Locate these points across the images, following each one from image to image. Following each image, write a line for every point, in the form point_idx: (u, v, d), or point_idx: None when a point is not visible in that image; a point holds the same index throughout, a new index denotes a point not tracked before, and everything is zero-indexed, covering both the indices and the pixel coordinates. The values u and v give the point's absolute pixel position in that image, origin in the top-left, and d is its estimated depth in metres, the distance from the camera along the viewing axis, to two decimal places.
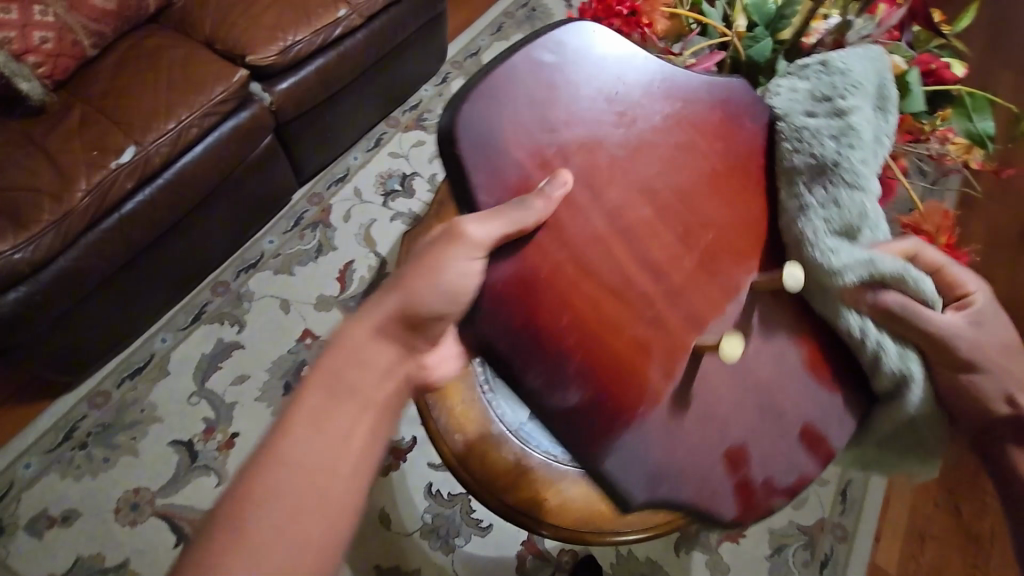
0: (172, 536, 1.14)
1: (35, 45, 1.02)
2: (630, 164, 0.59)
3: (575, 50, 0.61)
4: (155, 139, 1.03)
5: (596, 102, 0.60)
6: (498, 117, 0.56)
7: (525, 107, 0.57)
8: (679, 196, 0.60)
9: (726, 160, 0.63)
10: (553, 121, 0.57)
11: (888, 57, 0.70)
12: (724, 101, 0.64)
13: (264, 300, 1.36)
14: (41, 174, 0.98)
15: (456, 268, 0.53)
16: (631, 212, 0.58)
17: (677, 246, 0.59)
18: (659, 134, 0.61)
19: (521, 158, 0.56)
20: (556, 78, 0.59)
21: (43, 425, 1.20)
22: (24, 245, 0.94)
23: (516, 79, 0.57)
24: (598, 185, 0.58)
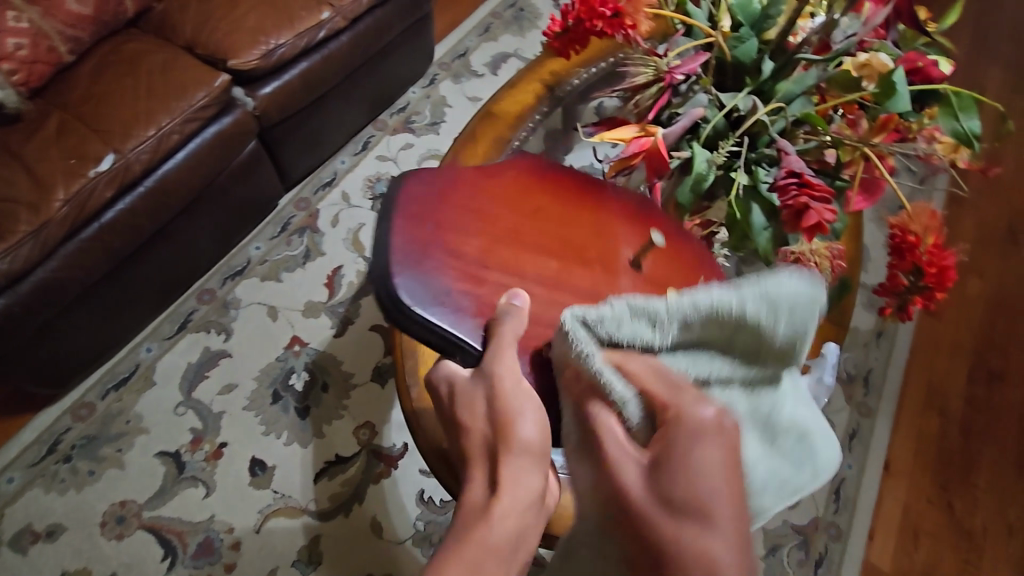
0: (160, 549, 1.13)
1: (9, 51, 1.00)
2: (521, 248, 0.64)
3: (434, 176, 0.66)
4: (135, 147, 1.01)
5: (463, 208, 0.64)
6: (424, 274, 0.59)
7: (424, 252, 0.60)
8: (563, 241, 0.67)
9: (576, 202, 0.71)
10: (462, 245, 0.61)
11: (875, 55, 0.70)
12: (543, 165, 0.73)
13: (251, 307, 1.34)
14: (17, 184, 0.96)
15: (525, 413, 0.52)
16: (546, 269, 0.64)
17: (590, 274, 0.66)
18: (518, 202, 0.67)
19: (458, 287, 0.59)
20: (426, 213, 0.62)
21: (26, 439, 1.18)
22: (1, 256, 0.91)
23: (403, 236, 0.60)
24: (517, 263, 0.63)
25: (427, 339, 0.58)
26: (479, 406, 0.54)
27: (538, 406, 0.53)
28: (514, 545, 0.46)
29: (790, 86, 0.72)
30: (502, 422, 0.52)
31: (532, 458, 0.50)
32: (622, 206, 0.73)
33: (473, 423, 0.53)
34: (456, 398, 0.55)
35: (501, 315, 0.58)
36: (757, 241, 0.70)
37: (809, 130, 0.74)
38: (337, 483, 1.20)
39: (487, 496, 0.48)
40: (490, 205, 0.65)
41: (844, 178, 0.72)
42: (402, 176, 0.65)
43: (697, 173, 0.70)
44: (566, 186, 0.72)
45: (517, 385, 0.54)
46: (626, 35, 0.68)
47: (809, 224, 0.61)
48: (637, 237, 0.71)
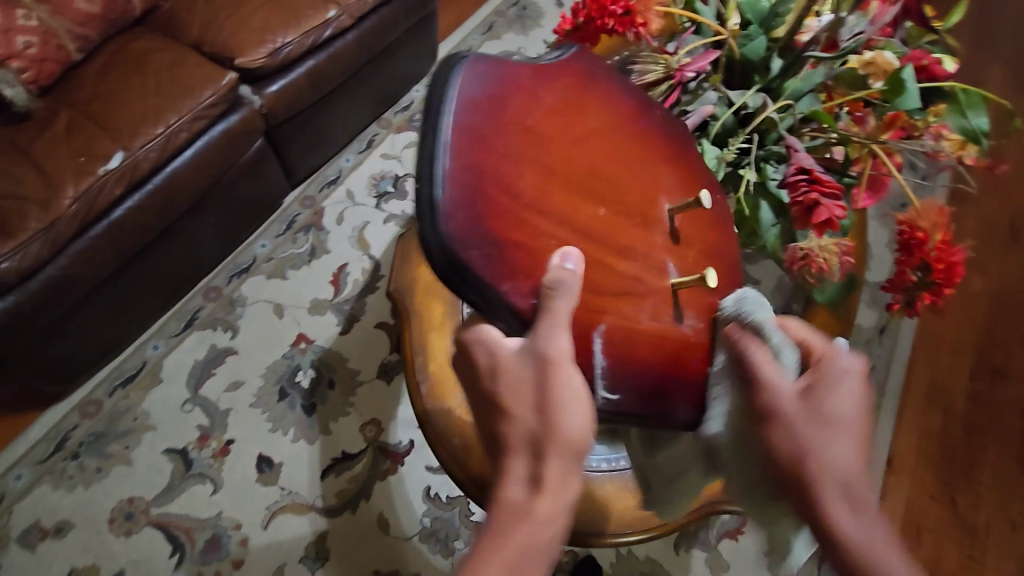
0: (168, 546, 1.13)
1: (18, 50, 1.00)
2: (572, 183, 0.54)
3: (483, 76, 0.50)
4: (143, 145, 1.02)
5: (519, 130, 0.50)
6: (476, 215, 0.46)
7: (477, 182, 0.46)
8: (610, 179, 0.57)
9: (618, 131, 0.61)
10: (519, 175, 0.49)
11: (880, 53, 0.69)
12: (590, 81, 0.61)
13: (257, 305, 1.34)
14: (26, 182, 0.97)
15: (574, 401, 0.48)
16: (592, 218, 0.55)
17: (624, 219, 0.58)
18: (569, 128, 0.55)
19: (515, 230, 0.48)
20: (478, 129, 0.47)
21: (33, 436, 1.18)
22: (11, 254, 0.92)
23: (456, 158, 0.45)
24: (568, 204, 0.53)
25: (472, 298, 0.47)
26: (522, 388, 0.49)
27: (581, 394, 0.49)
28: (555, 543, 0.45)
29: (798, 84, 0.72)
30: (545, 416, 0.48)
31: (574, 454, 0.48)
32: (656, 143, 0.66)
33: (517, 410, 0.49)
34: (502, 375, 0.50)
35: (555, 286, 0.48)
36: (765, 237, 0.72)
37: (816, 127, 0.74)
38: (344, 480, 1.20)
39: (527, 494, 0.46)
40: (541, 128, 0.52)
41: (852, 175, 0.73)
42: (448, 69, 0.48)
43: (707, 170, 0.72)
44: (608, 112, 0.61)
45: (566, 373, 0.49)
46: (637, 33, 0.68)
47: (819, 220, 0.62)
48: (673, 189, 0.65)
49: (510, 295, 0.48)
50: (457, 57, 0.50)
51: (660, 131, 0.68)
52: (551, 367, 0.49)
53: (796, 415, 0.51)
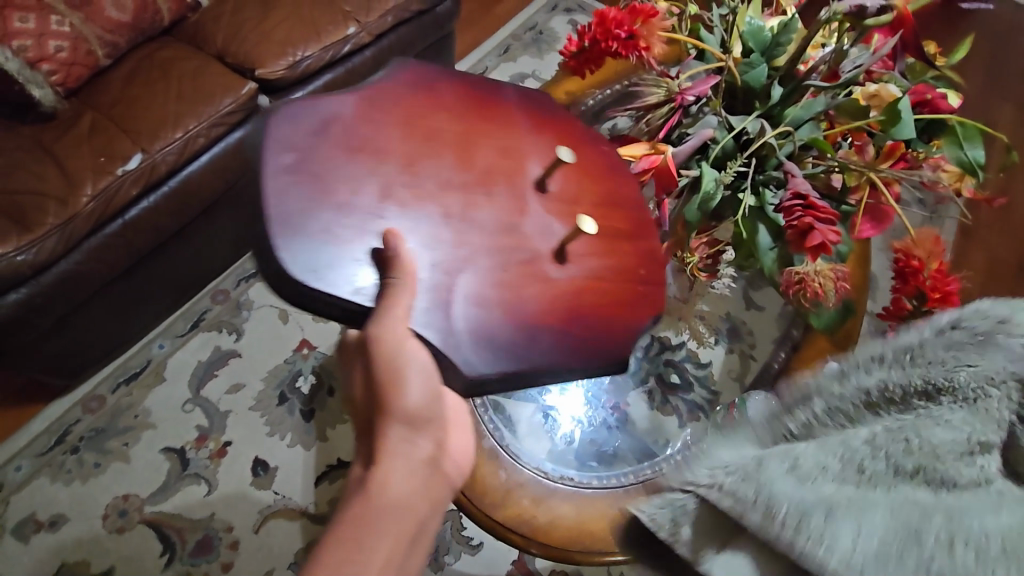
0: (158, 546, 1.13)
1: (50, 53, 1.04)
2: (414, 180, 0.58)
3: (295, 123, 0.57)
4: (161, 148, 1.05)
5: (346, 154, 0.57)
6: (310, 252, 0.52)
7: (305, 218, 0.53)
8: (462, 162, 0.61)
9: (466, 119, 0.65)
10: (344, 196, 0.55)
11: (883, 86, 0.72)
12: (431, 86, 0.66)
13: (262, 310, 1.36)
14: (47, 179, 1.00)
15: (416, 369, 0.51)
16: (446, 202, 0.58)
17: (472, 192, 0.60)
18: (410, 134, 0.60)
19: (341, 234, 0.53)
20: (301, 174, 0.54)
21: (36, 428, 1.20)
22: (28, 247, 0.95)
23: (281, 198, 0.53)
24: (411, 197, 0.57)
25: (324, 309, 0.52)
26: (357, 369, 0.54)
27: (423, 362, 0.52)
28: (407, 504, 0.50)
29: (799, 111, 0.73)
30: (383, 398, 0.51)
31: (410, 423, 0.52)
32: (521, 111, 0.69)
33: (355, 389, 0.55)
34: (351, 356, 0.55)
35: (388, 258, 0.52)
36: (763, 260, 0.72)
37: (816, 155, 0.75)
38: (337, 488, 1.20)
39: (365, 472, 0.51)
40: (374, 146, 0.58)
41: (850, 203, 0.73)
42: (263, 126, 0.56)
43: (705, 191, 0.71)
44: (472, 98, 0.67)
45: (404, 338, 0.51)
46: (640, 57, 0.70)
47: (812, 244, 0.62)
48: (542, 148, 0.67)
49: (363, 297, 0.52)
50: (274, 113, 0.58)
51: (522, 101, 0.71)
52: (381, 345, 0.50)
53: None
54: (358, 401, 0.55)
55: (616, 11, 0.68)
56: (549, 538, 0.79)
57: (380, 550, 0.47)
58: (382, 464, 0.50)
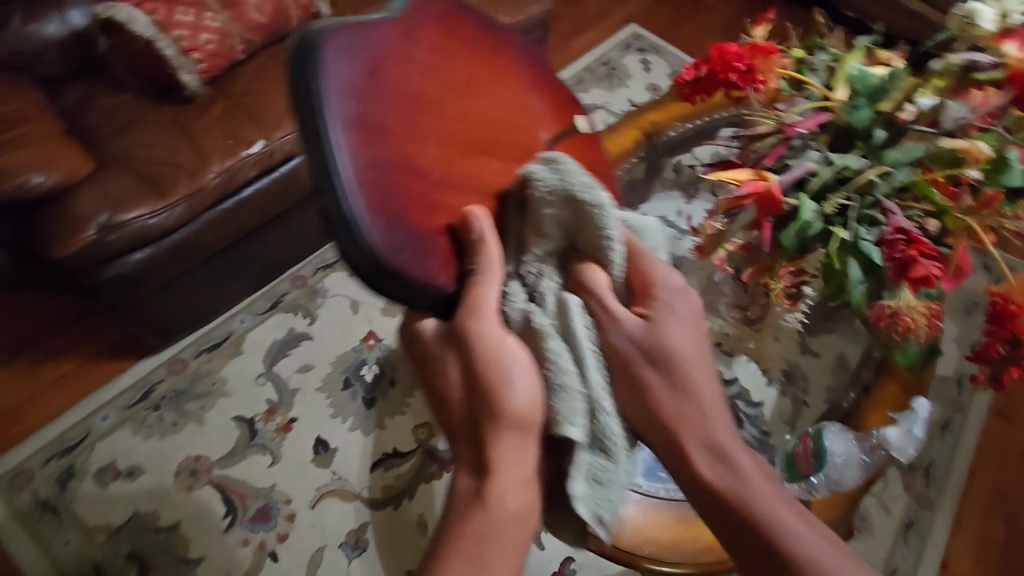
0: (222, 507, 1.19)
1: (200, 45, 1.15)
2: (460, 136, 0.55)
3: (340, 53, 0.49)
4: (281, 136, 1.15)
5: (404, 102, 0.52)
6: (389, 219, 0.48)
7: (379, 184, 0.48)
8: (505, 129, 0.60)
9: (496, 75, 0.62)
10: (402, 151, 0.50)
11: (973, 143, 0.73)
12: (454, 25, 0.60)
13: (336, 299, 1.44)
14: (181, 153, 1.10)
15: (513, 367, 0.54)
16: (491, 172, 0.58)
17: (514, 161, 0.60)
18: (452, 78, 0.56)
19: (416, 212, 0.51)
20: (363, 121, 0.48)
21: (125, 382, 1.28)
22: (158, 212, 1.04)
23: (353, 162, 0.47)
24: (462, 155, 0.55)
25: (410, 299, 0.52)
26: (452, 366, 0.57)
27: (520, 354, 0.55)
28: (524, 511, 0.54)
29: (898, 155, 0.76)
30: (489, 392, 0.54)
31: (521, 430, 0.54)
32: (532, 70, 0.68)
33: (450, 390, 0.58)
34: (440, 350, 0.58)
35: (475, 240, 0.53)
36: (852, 294, 0.74)
37: (908, 198, 0.78)
38: (390, 476, 1.24)
39: (476, 482, 0.55)
40: (427, 87, 0.54)
41: (947, 245, 0.76)
42: (311, 57, 0.48)
43: (804, 220, 0.75)
44: (489, 50, 0.63)
45: (500, 337, 0.54)
46: (754, 89, 0.76)
47: (915, 276, 0.65)
48: (556, 110, 0.68)
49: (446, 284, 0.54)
50: (311, 47, 0.48)
51: (530, 60, 0.69)
52: (481, 338, 0.54)
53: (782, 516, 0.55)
54: (456, 402, 0.58)
55: (737, 47, 0.75)
56: (612, 538, 0.81)
57: (503, 559, 0.53)
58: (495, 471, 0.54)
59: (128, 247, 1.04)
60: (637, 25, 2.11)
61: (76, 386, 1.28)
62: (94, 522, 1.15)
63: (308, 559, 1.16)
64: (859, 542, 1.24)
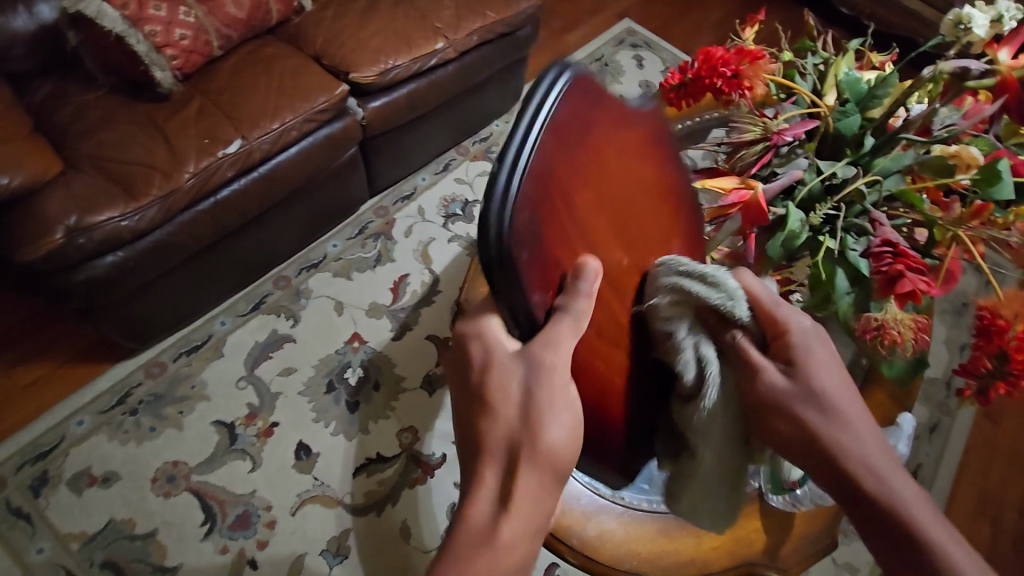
0: (200, 514, 1.17)
1: (174, 40, 1.12)
2: (609, 222, 0.52)
3: (588, 87, 0.49)
4: (259, 136, 1.12)
5: (595, 162, 0.49)
6: (537, 217, 0.44)
7: (540, 196, 0.44)
8: (643, 230, 0.58)
9: (664, 182, 0.61)
10: (569, 202, 0.47)
11: (964, 148, 0.69)
12: (659, 132, 0.61)
13: (320, 300, 1.41)
14: (155, 153, 1.07)
15: (563, 412, 0.48)
16: (616, 263, 0.54)
17: (633, 262, 0.57)
18: (634, 171, 0.55)
19: (550, 248, 0.45)
20: (564, 135, 0.46)
21: (101, 386, 1.25)
22: (131, 214, 1.01)
23: (537, 174, 0.43)
24: (602, 244, 0.52)
25: (504, 297, 0.44)
26: (514, 384, 0.48)
27: (574, 406, 0.49)
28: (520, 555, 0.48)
29: (887, 162, 0.74)
30: (534, 426, 0.48)
31: (551, 469, 0.49)
32: (687, 195, 0.68)
33: (506, 410, 0.48)
34: (489, 369, 0.49)
35: (577, 291, 0.46)
36: (839, 304, 0.73)
37: (896, 206, 0.76)
38: (373, 482, 1.22)
39: (494, 521, 0.47)
40: (616, 159, 0.52)
41: (935, 256, 0.74)
42: (560, 71, 0.47)
43: (790, 231, 0.72)
44: (670, 166, 0.64)
45: (564, 383, 0.48)
46: (741, 95, 0.74)
47: (902, 290, 0.63)
48: (682, 257, 0.65)
49: (537, 308, 0.45)
50: (567, 66, 0.48)
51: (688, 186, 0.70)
52: (549, 371, 0.47)
53: (895, 490, 0.50)
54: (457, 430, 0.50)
55: (724, 51, 0.72)
56: (592, 553, 0.80)
57: None
58: (516, 509, 0.47)
59: (100, 250, 1.01)
60: (631, 20, 2.08)
61: (50, 389, 1.25)
62: (68, 530, 1.13)
63: (287, 568, 1.14)
64: (845, 547, 1.23)
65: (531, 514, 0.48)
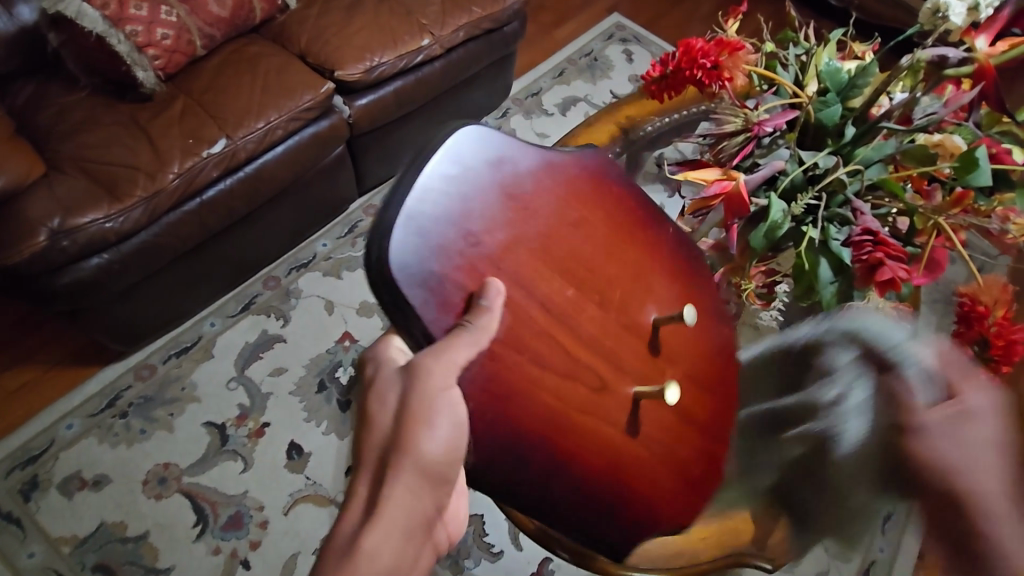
0: (192, 516, 1.16)
1: (156, 40, 1.11)
2: (542, 257, 0.50)
3: (501, 133, 0.51)
4: (244, 135, 1.12)
5: (513, 198, 0.50)
6: (424, 243, 0.45)
7: (435, 223, 0.45)
8: (595, 263, 0.54)
9: (624, 221, 0.58)
10: (473, 231, 0.47)
11: (948, 137, 0.72)
12: (610, 173, 0.60)
13: (310, 299, 1.41)
14: (139, 154, 1.06)
15: (441, 421, 0.45)
16: (558, 294, 0.51)
17: (588, 299, 0.53)
18: (569, 215, 0.53)
19: (440, 272, 0.45)
20: (467, 179, 0.48)
21: (90, 390, 1.25)
22: (115, 215, 1.01)
23: (425, 202, 0.46)
24: (532, 280, 0.49)
25: (392, 313, 0.45)
26: (393, 400, 0.48)
27: (456, 413, 0.45)
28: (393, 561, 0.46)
29: (869, 152, 0.74)
30: (405, 437, 0.47)
31: (424, 476, 0.47)
32: (671, 238, 0.62)
33: (381, 418, 0.48)
34: (378, 382, 0.49)
35: (471, 309, 0.45)
36: (822, 293, 0.72)
37: (880, 195, 0.76)
38: None
39: (358, 530, 0.46)
40: (544, 196, 0.52)
41: (916, 244, 0.73)
42: (470, 122, 0.51)
43: (772, 221, 0.72)
44: (637, 208, 0.60)
45: (445, 391, 0.44)
46: (722, 86, 0.74)
47: (881, 279, 0.64)
48: (669, 300, 0.59)
49: (431, 324, 0.44)
50: None
51: (677, 239, 0.64)
52: (427, 386, 0.44)
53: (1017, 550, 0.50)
54: None
55: (703, 42, 0.72)
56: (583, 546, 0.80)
57: None
58: (380, 518, 0.46)
59: (85, 252, 1.01)
60: (620, 15, 2.08)
61: (39, 393, 1.24)
62: (59, 534, 1.12)
63: (280, 567, 1.14)
64: None
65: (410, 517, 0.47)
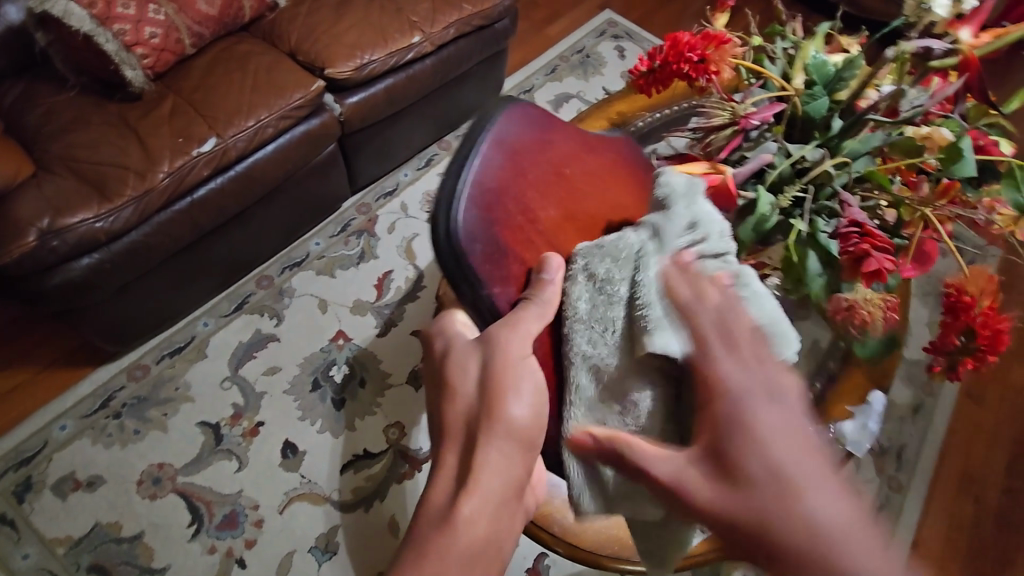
0: (187, 515, 1.16)
1: (144, 39, 1.10)
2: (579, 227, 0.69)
3: (517, 122, 0.63)
4: (234, 134, 1.11)
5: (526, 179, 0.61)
6: (478, 212, 0.57)
7: (486, 193, 0.58)
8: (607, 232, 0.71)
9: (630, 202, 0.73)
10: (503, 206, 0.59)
11: (935, 129, 0.71)
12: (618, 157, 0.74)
13: (303, 298, 1.40)
14: (128, 153, 1.06)
15: (523, 385, 0.50)
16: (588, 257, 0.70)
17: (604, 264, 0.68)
18: (608, 194, 0.69)
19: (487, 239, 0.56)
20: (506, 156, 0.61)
21: (83, 391, 1.25)
22: (105, 215, 1.01)
23: (480, 175, 0.58)
24: None
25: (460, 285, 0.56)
26: (472, 367, 0.51)
27: (536, 377, 0.51)
28: (485, 543, 0.46)
29: (856, 144, 0.74)
30: (491, 402, 0.49)
31: (512, 441, 0.49)
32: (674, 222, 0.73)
33: (463, 388, 0.50)
34: (454, 354, 0.53)
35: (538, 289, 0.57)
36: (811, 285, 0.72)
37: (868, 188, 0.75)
38: (361, 478, 1.22)
39: (453, 501, 0.47)
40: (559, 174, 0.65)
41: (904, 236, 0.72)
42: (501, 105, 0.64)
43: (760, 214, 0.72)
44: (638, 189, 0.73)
45: (521, 355, 0.52)
46: (709, 79, 0.74)
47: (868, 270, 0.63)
48: None
49: (498, 297, 0.56)
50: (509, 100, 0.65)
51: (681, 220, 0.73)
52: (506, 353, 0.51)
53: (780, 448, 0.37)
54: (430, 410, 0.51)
55: (690, 36, 0.73)
56: (575, 540, 0.80)
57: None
58: (479, 484, 0.47)
59: (75, 252, 1.00)
60: (612, 11, 2.08)
61: (31, 394, 1.24)
62: (53, 536, 1.12)
63: (275, 566, 1.14)
64: None
65: (495, 495, 0.47)
